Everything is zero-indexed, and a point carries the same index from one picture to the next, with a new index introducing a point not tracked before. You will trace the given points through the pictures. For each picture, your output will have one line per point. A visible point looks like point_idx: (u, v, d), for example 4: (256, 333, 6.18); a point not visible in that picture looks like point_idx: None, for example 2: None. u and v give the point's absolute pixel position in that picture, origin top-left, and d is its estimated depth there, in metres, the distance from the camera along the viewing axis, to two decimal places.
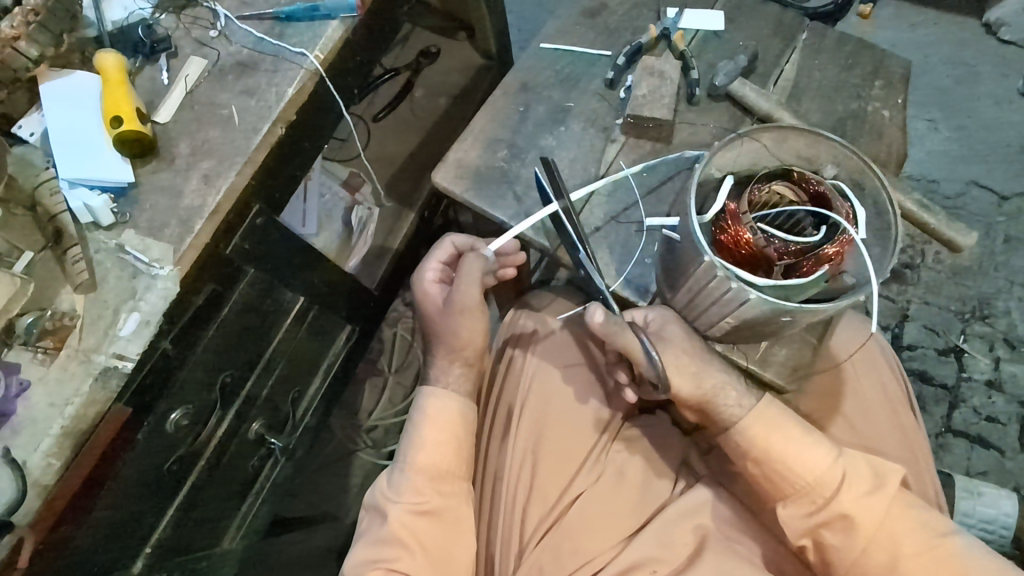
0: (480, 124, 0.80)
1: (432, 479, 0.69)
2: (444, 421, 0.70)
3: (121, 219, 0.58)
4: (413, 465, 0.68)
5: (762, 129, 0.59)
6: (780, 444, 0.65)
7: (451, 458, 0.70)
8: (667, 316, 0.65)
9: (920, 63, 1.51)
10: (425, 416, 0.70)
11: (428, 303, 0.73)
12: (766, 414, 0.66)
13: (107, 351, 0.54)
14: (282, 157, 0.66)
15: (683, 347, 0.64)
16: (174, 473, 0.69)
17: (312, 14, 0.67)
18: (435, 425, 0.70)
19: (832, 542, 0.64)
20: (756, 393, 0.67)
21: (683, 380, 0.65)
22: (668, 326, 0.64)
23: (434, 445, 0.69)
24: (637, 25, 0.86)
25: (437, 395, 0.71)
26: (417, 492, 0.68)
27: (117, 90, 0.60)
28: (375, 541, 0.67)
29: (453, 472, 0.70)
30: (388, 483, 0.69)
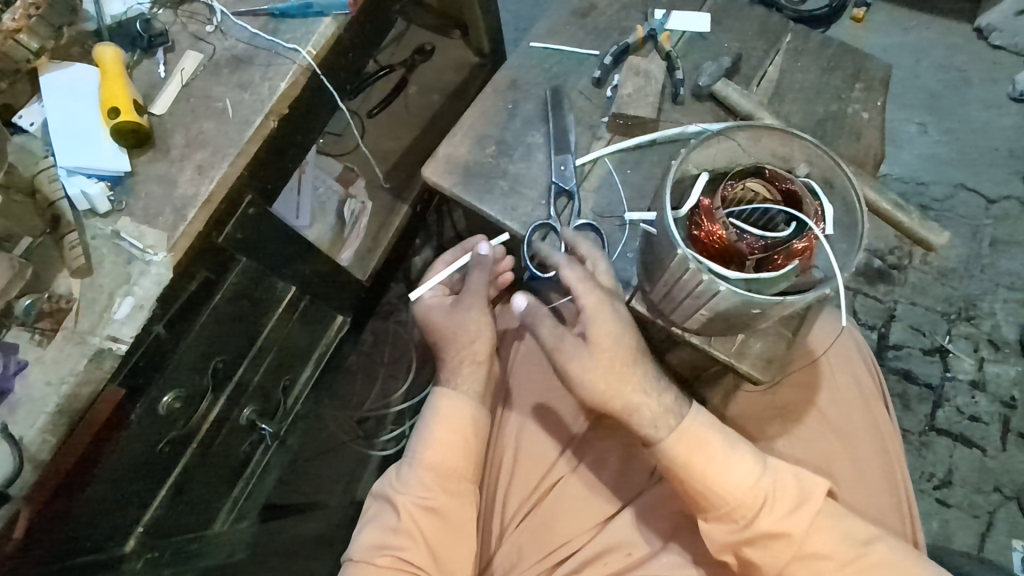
0: (470, 120, 0.82)
1: (439, 478, 0.70)
2: (460, 423, 0.71)
3: (118, 207, 0.60)
4: (422, 462, 0.70)
5: (737, 126, 0.62)
6: (702, 464, 0.64)
7: (462, 459, 0.71)
8: (604, 298, 0.65)
9: (911, 67, 1.53)
10: (437, 416, 0.71)
11: (433, 309, 0.77)
12: (687, 434, 0.65)
13: (101, 333, 0.56)
14: (274, 149, 0.67)
15: (603, 333, 0.65)
16: (167, 454, 0.71)
17: (305, 11, 0.69)
18: (446, 423, 0.71)
19: (754, 559, 0.64)
20: (680, 411, 0.66)
21: (594, 387, 0.66)
22: (596, 315, 0.65)
23: (443, 446, 0.70)
24: (625, 25, 0.88)
25: (446, 399, 0.72)
26: (424, 488, 0.69)
27: (115, 83, 0.62)
28: (384, 529, 0.69)
29: (462, 473, 0.71)
30: (399, 480, 0.71)
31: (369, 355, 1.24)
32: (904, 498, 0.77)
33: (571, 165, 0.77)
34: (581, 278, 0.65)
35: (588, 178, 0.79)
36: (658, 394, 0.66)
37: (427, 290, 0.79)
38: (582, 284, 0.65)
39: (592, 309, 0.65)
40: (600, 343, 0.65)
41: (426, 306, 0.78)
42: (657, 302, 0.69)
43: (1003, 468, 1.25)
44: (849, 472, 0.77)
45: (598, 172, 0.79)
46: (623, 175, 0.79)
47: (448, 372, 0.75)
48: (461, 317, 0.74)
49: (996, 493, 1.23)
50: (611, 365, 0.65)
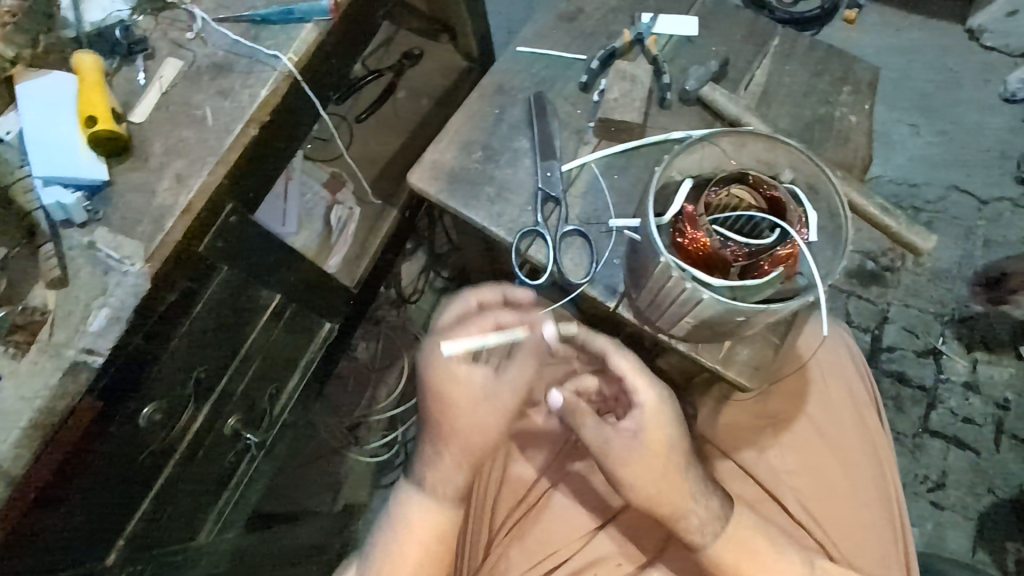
0: (456, 125, 0.82)
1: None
2: (422, 532, 0.67)
3: (94, 217, 0.59)
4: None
5: (720, 133, 0.61)
6: (751, 568, 0.65)
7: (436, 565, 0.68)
8: (664, 396, 0.64)
9: (904, 68, 1.53)
10: (405, 525, 0.67)
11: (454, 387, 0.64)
12: (736, 537, 0.65)
13: (76, 346, 0.55)
14: (256, 156, 0.67)
15: (655, 440, 0.63)
16: (149, 466, 0.70)
17: (286, 17, 0.68)
18: (407, 536, 0.67)
19: None
20: (727, 514, 0.66)
21: (648, 490, 0.63)
22: (653, 419, 0.63)
23: (412, 559, 0.66)
24: (612, 29, 0.88)
25: (418, 503, 0.68)
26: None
27: (92, 91, 0.61)
28: None
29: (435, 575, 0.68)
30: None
31: (359, 363, 1.23)
32: (897, 507, 0.78)
33: (557, 170, 0.77)
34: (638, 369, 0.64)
35: (575, 183, 0.78)
36: (701, 497, 0.65)
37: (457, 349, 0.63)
38: (630, 364, 0.64)
39: (651, 407, 0.63)
40: (648, 447, 0.62)
41: (449, 375, 0.65)
42: (643, 309, 0.68)
43: (997, 470, 1.24)
44: (846, 490, 0.76)
45: (585, 177, 0.78)
46: (610, 179, 0.78)
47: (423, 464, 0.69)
48: (482, 405, 0.66)
49: (990, 495, 1.23)
50: (659, 470, 0.63)
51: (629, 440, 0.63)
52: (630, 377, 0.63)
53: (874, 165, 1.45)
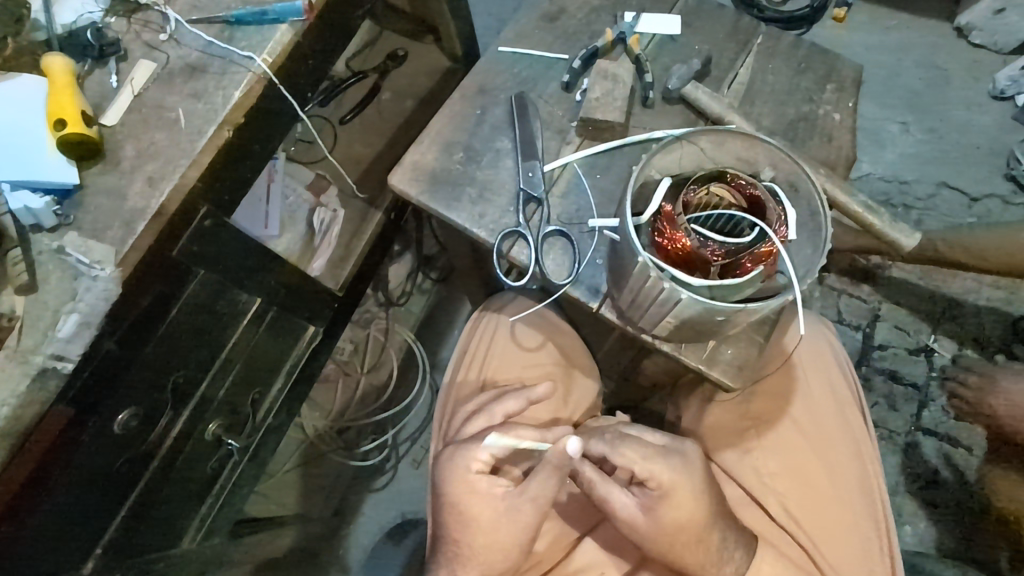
0: (437, 126, 0.81)
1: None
2: None
3: (65, 221, 0.59)
4: None
5: (700, 131, 0.61)
6: None
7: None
8: (677, 473, 0.63)
9: (893, 66, 1.53)
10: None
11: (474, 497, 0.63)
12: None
13: (45, 352, 0.54)
14: (231, 158, 0.66)
15: (671, 525, 0.63)
16: (126, 474, 0.69)
17: (260, 18, 0.67)
18: None
19: None
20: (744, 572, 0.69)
21: (666, 551, 0.65)
22: (668, 494, 0.63)
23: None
24: (595, 29, 0.87)
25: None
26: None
27: (62, 94, 0.60)
28: None
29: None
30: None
31: (347, 364, 1.21)
32: (881, 505, 0.77)
33: (538, 171, 0.76)
34: (659, 466, 0.62)
35: (557, 184, 0.77)
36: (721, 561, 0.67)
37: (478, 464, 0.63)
38: (640, 454, 0.62)
39: (666, 482, 0.62)
40: (663, 530, 0.64)
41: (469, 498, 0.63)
42: (625, 309, 0.67)
43: None
44: (830, 491, 0.76)
45: (567, 176, 0.78)
46: (592, 180, 0.77)
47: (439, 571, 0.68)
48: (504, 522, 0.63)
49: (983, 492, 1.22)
50: (669, 543, 0.64)
51: (647, 506, 0.64)
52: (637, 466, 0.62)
53: (864, 163, 1.44)
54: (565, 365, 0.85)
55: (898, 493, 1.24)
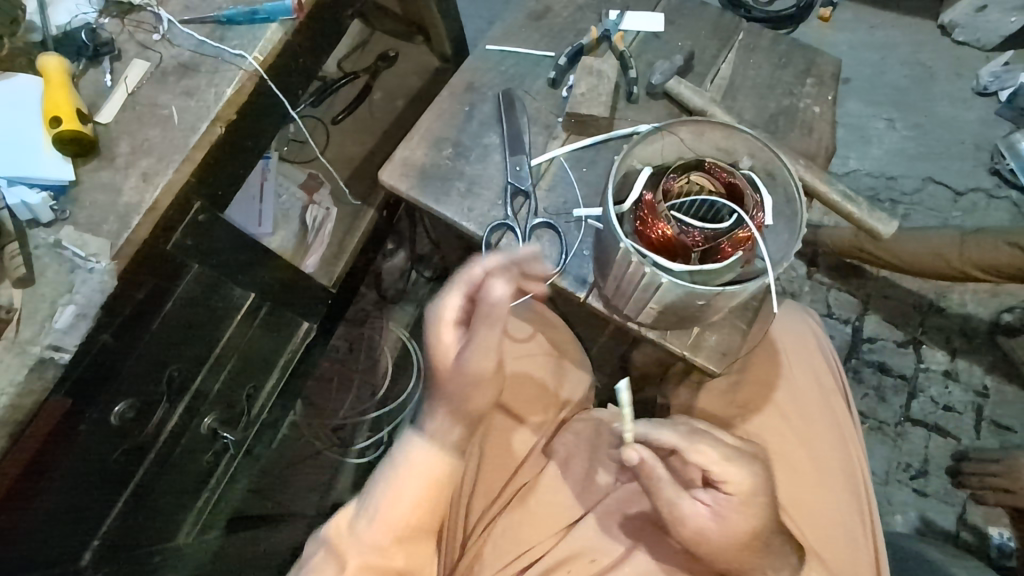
0: (427, 123, 0.83)
1: (403, 536, 0.61)
2: (427, 478, 0.61)
3: (61, 216, 0.60)
4: (378, 517, 0.60)
5: (680, 122, 0.63)
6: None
7: (430, 515, 0.62)
8: (751, 481, 0.63)
9: (878, 64, 1.55)
10: (403, 466, 0.62)
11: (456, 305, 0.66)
12: None
13: (42, 343, 0.56)
14: (224, 154, 0.67)
15: (738, 533, 0.64)
16: (123, 465, 0.71)
17: (251, 18, 0.69)
18: (413, 478, 0.61)
19: None
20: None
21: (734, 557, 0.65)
22: (739, 501, 0.63)
23: (407, 501, 0.61)
24: (580, 27, 0.89)
25: (421, 440, 0.62)
26: (387, 550, 0.61)
27: (58, 92, 0.61)
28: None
29: (423, 530, 0.62)
30: (359, 538, 0.60)
31: (344, 362, 1.23)
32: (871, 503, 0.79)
33: (526, 165, 0.78)
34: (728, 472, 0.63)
35: (544, 177, 0.79)
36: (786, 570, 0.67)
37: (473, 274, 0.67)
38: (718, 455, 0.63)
39: (736, 484, 0.63)
40: (731, 538, 0.64)
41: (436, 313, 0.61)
42: (610, 297, 0.69)
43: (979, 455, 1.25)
44: (813, 474, 0.77)
45: (553, 170, 0.79)
46: (578, 173, 0.79)
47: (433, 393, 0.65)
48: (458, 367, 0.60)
49: None
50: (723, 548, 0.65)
51: (716, 508, 0.64)
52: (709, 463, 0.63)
53: (851, 159, 1.47)
54: (556, 356, 0.85)
55: (889, 484, 1.25)
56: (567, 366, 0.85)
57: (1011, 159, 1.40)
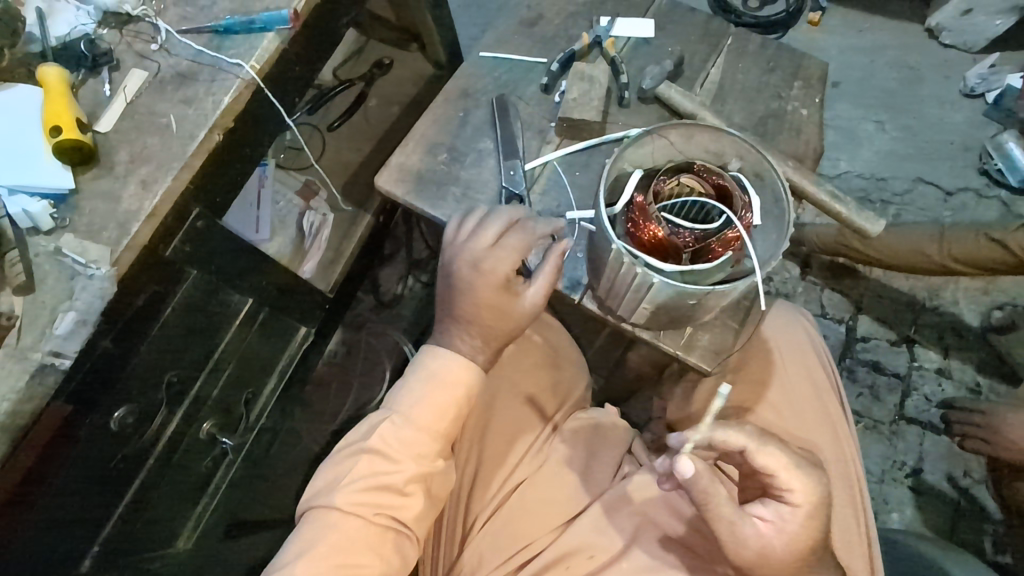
0: (422, 128, 0.84)
1: (432, 438, 0.68)
2: (453, 387, 0.69)
3: (61, 224, 0.61)
4: (411, 419, 0.68)
5: (669, 125, 0.64)
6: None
7: (455, 421, 0.69)
8: (816, 488, 0.63)
9: (867, 67, 1.57)
10: (431, 376, 0.69)
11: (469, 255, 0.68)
12: None
13: (43, 349, 0.56)
14: (221, 161, 0.68)
15: (801, 543, 0.63)
16: (123, 470, 0.72)
17: (248, 27, 0.70)
18: (441, 385, 0.68)
19: None
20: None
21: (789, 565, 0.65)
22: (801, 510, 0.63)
23: (437, 406, 0.68)
24: (572, 33, 0.91)
25: (449, 356, 0.69)
26: (419, 450, 0.68)
27: (57, 102, 0.62)
28: (362, 478, 0.66)
29: (449, 433, 0.69)
30: (395, 439, 0.67)
31: (342, 368, 1.24)
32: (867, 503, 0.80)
33: (520, 169, 0.79)
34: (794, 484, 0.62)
35: (538, 180, 0.80)
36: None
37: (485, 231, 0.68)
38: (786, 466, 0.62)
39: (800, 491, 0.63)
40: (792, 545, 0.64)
41: (490, 259, 0.65)
42: (603, 298, 0.70)
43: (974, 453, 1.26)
44: None
45: (547, 174, 0.81)
46: (572, 177, 0.81)
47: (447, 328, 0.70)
48: (497, 306, 0.66)
49: (967, 477, 1.25)
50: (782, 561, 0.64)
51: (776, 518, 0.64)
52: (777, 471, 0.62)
53: (842, 161, 1.49)
54: (552, 355, 0.87)
55: (885, 482, 1.26)
56: (560, 365, 0.88)
57: (999, 159, 1.42)
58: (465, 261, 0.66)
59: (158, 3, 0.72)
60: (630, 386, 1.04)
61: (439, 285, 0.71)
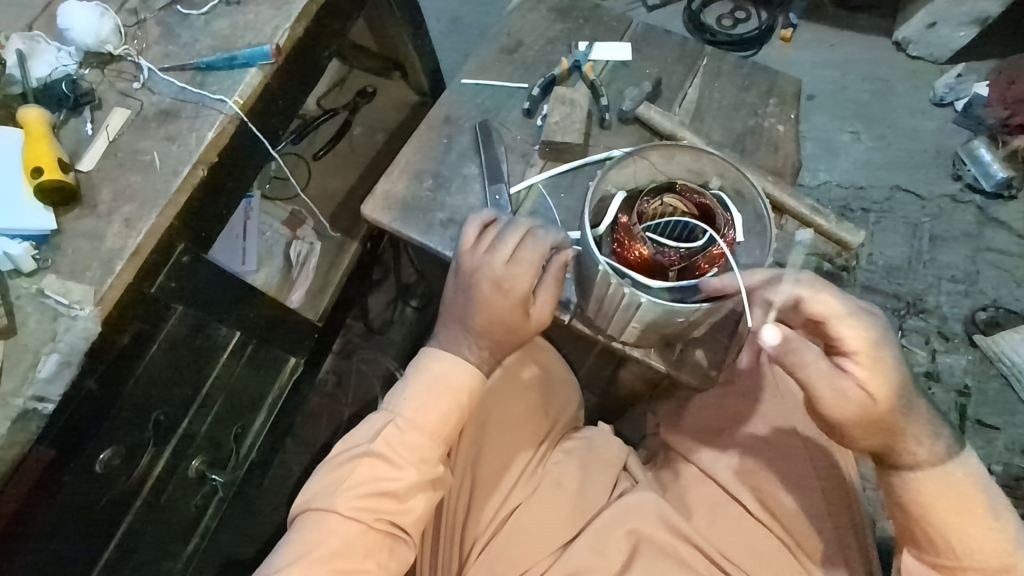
0: (407, 156, 0.85)
1: (436, 442, 0.66)
2: (455, 390, 0.66)
3: (43, 265, 0.60)
4: (412, 422, 0.65)
5: (649, 146, 0.65)
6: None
7: (459, 426, 0.67)
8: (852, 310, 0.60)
9: (840, 80, 1.62)
10: (434, 377, 0.67)
11: (478, 253, 0.65)
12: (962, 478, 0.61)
13: (26, 394, 0.55)
14: (205, 198, 0.68)
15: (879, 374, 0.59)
16: (108, 513, 0.71)
17: (230, 63, 0.70)
18: (443, 388, 0.66)
19: None
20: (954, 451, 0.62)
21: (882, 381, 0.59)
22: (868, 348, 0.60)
23: (440, 409, 0.66)
24: (551, 59, 0.92)
25: (452, 359, 0.67)
26: (422, 454, 0.65)
27: (38, 143, 0.62)
28: (360, 484, 0.63)
29: (452, 438, 0.68)
30: (398, 442, 0.65)
31: (333, 396, 1.21)
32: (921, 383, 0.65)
33: (505, 194, 0.80)
34: (860, 329, 0.60)
35: (524, 204, 0.81)
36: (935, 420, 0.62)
37: (494, 230, 0.65)
38: (844, 309, 0.60)
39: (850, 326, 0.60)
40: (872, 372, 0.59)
41: (508, 277, 0.63)
42: (592, 318, 0.71)
43: None
44: (798, 480, 0.78)
45: (532, 197, 0.81)
46: (557, 199, 0.81)
47: (448, 333, 0.68)
48: (508, 310, 0.64)
49: None
50: (878, 420, 0.60)
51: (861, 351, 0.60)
52: (831, 323, 0.60)
53: (821, 171, 1.52)
54: (545, 377, 0.87)
55: None
56: (553, 389, 0.87)
57: (972, 166, 1.46)
58: (484, 277, 0.64)
59: (140, 42, 0.72)
60: (624, 403, 1.04)
61: (447, 292, 0.68)
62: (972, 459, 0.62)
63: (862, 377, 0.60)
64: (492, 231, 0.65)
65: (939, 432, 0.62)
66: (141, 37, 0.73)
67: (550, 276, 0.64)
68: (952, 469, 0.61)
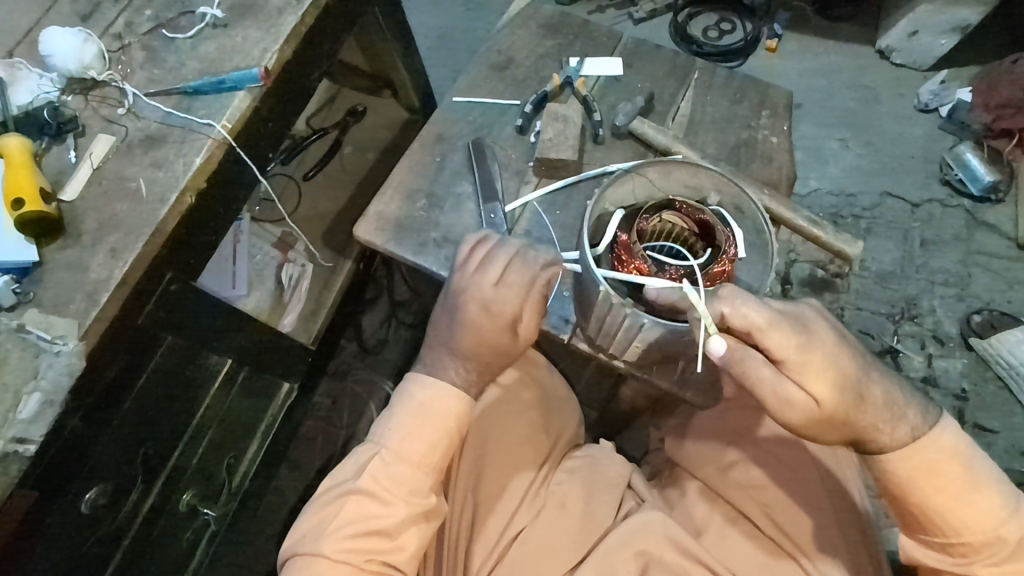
0: (399, 175, 0.83)
1: (425, 472, 0.64)
2: (441, 418, 0.64)
3: (24, 299, 0.58)
4: (398, 455, 0.63)
5: (645, 163, 0.65)
6: None
7: (447, 453, 0.65)
8: (776, 316, 0.53)
9: (826, 89, 1.63)
10: (418, 405, 0.65)
11: (465, 273, 0.63)
12: (945, 454, 0.58)
13: (5, 436, 0.53)
14: (193, 225, 0.66)
15: (825, 381, 0.54)
16: (94, 554, 0.69)
17: (218, 87, 0.69)
18: (429, 417, 0.64)
19: None
20: (929, 422, 0.59)
21: (828, 383, 0.54)
22: (808, 355, 0.54)
23: (427, 440, 0.64)
24: (543, 75, 0.92)
25: (437, 385, 0.65)
26: (412, 486, 0.63)
27: (19, 172, 0.60)
28: (347, 525, 0.61)
29: (442, 466, 0.65)
30: (385, 477, 0.63)
31: (327, 419, 1.19)
32: (869, 356, 0.59)
33: (500, 212, 0.79)
34: (784, 333, 0.53)
35: (519, 222, 0.80)
36: (912, 401, 0.60)
37: (482, 248, 0.64)
38: (763, 317, 0.53)
39: (782, 338, 0.53)
40: (818, 374, 0.54)
41: (495, 298, 0.62)
42: (593, 337, 0.69)
43: None
44: (805, 493, 0.75)
45: (527, 215, 0.81)
46: (552, 216, 0.81)
47: (431, 357, 0.67)
48: (495, 331, 0.63)
49: None
50: (828, 421, 0.56)
51: (801, 358, 0.54)
52: (759, 335, 0.53)
53: (811, 179, 1.52)
54: (542, 394, 0.85)
55: None
56: (551, 407, 0.85)
57: (959, 169, 1.47)
58: (471, 298, 0.62)
59: (124, 67, 0.71)
60: (624, 419, 1.03)
61: (435, 312, 0.67)
62: (951, 429, 0.59)
63: (800, 383, 0.54)
64: (480, 248, 0.64)
65: (902, 413, 0.58)
66: (125, 62, 0.71)
67: (537, 296, 0.62)
68: (927, 447, 0.58)
